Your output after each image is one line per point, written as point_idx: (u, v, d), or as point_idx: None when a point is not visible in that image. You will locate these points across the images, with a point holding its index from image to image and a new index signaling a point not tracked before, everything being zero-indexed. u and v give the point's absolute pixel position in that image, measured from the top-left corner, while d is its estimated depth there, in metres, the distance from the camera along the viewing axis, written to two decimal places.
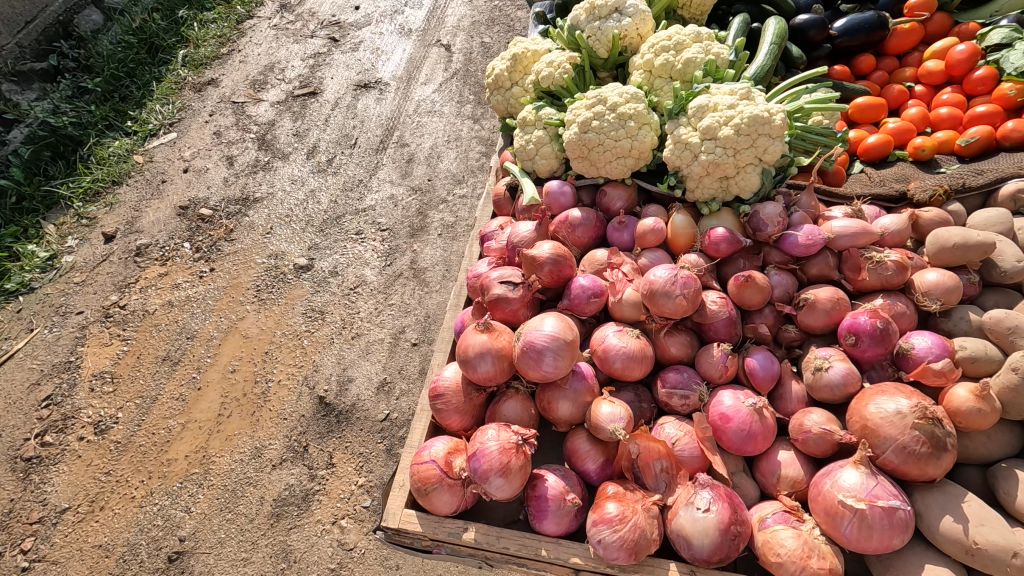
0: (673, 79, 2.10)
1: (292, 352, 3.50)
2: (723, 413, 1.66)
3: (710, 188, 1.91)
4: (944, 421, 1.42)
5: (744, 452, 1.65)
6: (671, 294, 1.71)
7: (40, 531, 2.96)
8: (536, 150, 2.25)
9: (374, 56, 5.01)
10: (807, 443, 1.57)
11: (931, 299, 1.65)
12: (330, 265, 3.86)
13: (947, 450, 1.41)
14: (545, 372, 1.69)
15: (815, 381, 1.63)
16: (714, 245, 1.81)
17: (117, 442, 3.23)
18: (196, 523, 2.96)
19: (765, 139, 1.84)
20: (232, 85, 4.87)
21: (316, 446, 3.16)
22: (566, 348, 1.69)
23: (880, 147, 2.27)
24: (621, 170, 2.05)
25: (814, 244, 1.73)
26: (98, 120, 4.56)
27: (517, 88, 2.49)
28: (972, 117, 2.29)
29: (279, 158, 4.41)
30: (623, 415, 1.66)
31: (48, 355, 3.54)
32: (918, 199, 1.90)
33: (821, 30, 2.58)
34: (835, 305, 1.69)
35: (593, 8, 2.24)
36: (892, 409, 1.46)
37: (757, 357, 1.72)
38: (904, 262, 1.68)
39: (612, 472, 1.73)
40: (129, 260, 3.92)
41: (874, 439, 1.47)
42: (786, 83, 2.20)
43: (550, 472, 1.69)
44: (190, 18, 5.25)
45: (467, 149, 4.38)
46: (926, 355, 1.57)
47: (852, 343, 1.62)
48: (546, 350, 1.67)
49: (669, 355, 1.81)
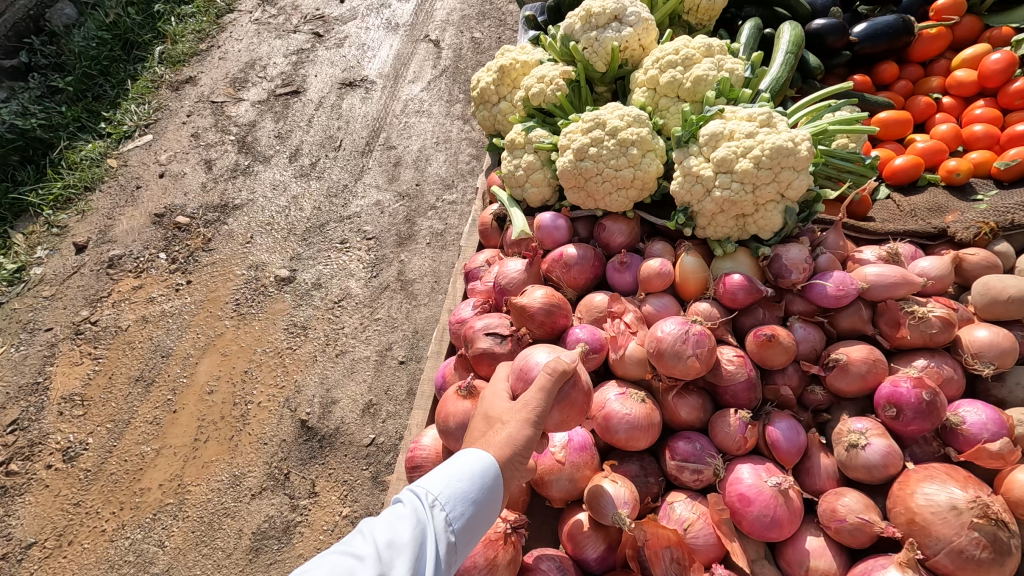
0: (681, 99, 1.87)
1: (272, 371, 3.24)
2: (743, 494, 1.41)
3: (724, 227, 1.70)
4: (1008, 520, 1.22)
5: (767, 538, 1.40)
6: (681, 354, 1.48)
7: (4, 569, 2.74)
8: (526, 177, 2.01)
9: (359, 51, 4.71)
10: (841, 534, 1.34)
11: (982, 362, 1.45)
12: (313, 276, 3.59)
13: (1011, 554, 1.20)
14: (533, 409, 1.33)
15: (849, 460, 1.40)
16: (729, 293, 1.58)
17: (88, 471, 2.98)
18: (170, 559, 2.74)
19: (789, 173, 1.63)
20: (210, 83, 4.56)
21: (298, 473, 2.92)
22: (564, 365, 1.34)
23: (910, 169, 2.03)
24: (623, 202, 1.81)
25: (846, 295, 1.51)
26: (69, 121, 4.25)
27: (505, 103, 2.25)
28: (1011, 136, 2.08)
29: (259, 161, 4.12)
30: (627, 498, 1.43)
31: (15, 375, 3.28)
32: (961, 238, 1.69)
33: (840, 36, 2.35)
34: (871, 367, 1.46)
35: (589, 15, 1.99)
36: (944, 501, 1.25)
37: (780, 426, 1.47)
38: (951, 318, 1.47)
39: (616, 559, 1.51)
40: (101, 272, 3.65)
41: (924, 538, 1.25)
42: (808, 100, 2.00)
43: (543, 561, 1.47)
44: (166, 11, 4.91)
45: (457, 150, 4.12)
46: (981, 432, 1.35)
47: (892, 415, 1.41)
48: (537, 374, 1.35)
49: (678, 420, 1.57)
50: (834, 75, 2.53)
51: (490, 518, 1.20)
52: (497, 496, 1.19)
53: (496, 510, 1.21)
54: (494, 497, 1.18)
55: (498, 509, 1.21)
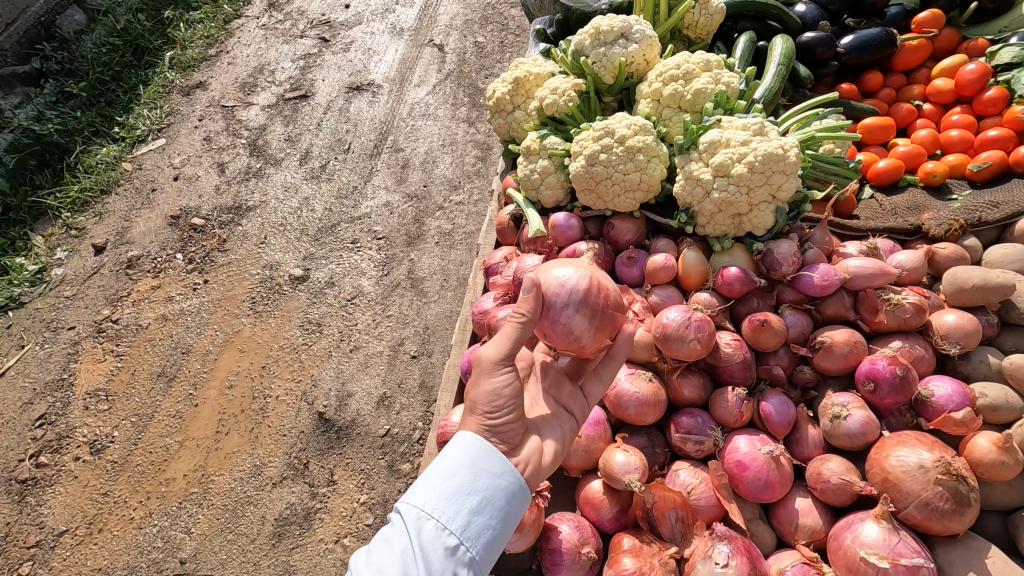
0: (682, 110, 2.07)
1: (289, 366, 3.33)
2: (740, 460, 1.59)
3: (722, 225, 1.90)
4: (967, 476, 1.41)
5: (761, 499, 1.58)
6: (685, 338, 1.66)
7: (37, 556, 2.82)
8: (541, 180, 2.20)
9: (365, 56, 4.84)
10: (826, 493, 1.53)
11: (950, 342, 1.65)
12: (326, 275, 3.69)
13: (971, 505, 1.40)
14: (577, 332, 1.55)
15: (833, 429, 1.60)
16: (727, 284, 1.77)
17: (114, 463, 3.07)
18: (197, 544, 2.83)
19: (779, 177, 1.84)
20: (221, 88, 4.67)
21: (317, 462, 3.02)
22: (579, 289, 1.57)
23: (891, 171, 2.22)
24: (629, 203, 2.01)
25: (830, 285, 1.70)
26: (84, 127, 4.36)
27: (519, 112, 2.44)
28: (983, 141, 2.27)
29: (270, 164, 4.22)
30: (637, 465, 1.61)
31: (40, 372, 3.36)
32: (934, 234, 1.90)
33: (828, 48, 2.55)
34: (852, 348, 1.66)
35: (597, 33, 2.18)
36: (913, 462, 1.45)
37: (772, 401, 1.66)
38: (922, 304, 1.66)
39: (626, 521, 1.69)
40: (120, 272, 3.73)
41: (896, 494, 1.45)
42: (798, 109, 2.21)
43: (563, 522, 1.65)
44: (175, 18, 5.02)
45: (463, 153, 4.24)
46: (947, 404, 1.56)
47: (870, 389, 1.60)
48: (569, 302, 1.55)
49: (682, 398, 1.76)
50: (823, 84, 2.73)
51: (500, 506, 1.30)
52: (493, 480, 1.30)
53: (502, 495, 1.30)
54: (490, 483, 1.30)
55: (506, 493, 1.31)
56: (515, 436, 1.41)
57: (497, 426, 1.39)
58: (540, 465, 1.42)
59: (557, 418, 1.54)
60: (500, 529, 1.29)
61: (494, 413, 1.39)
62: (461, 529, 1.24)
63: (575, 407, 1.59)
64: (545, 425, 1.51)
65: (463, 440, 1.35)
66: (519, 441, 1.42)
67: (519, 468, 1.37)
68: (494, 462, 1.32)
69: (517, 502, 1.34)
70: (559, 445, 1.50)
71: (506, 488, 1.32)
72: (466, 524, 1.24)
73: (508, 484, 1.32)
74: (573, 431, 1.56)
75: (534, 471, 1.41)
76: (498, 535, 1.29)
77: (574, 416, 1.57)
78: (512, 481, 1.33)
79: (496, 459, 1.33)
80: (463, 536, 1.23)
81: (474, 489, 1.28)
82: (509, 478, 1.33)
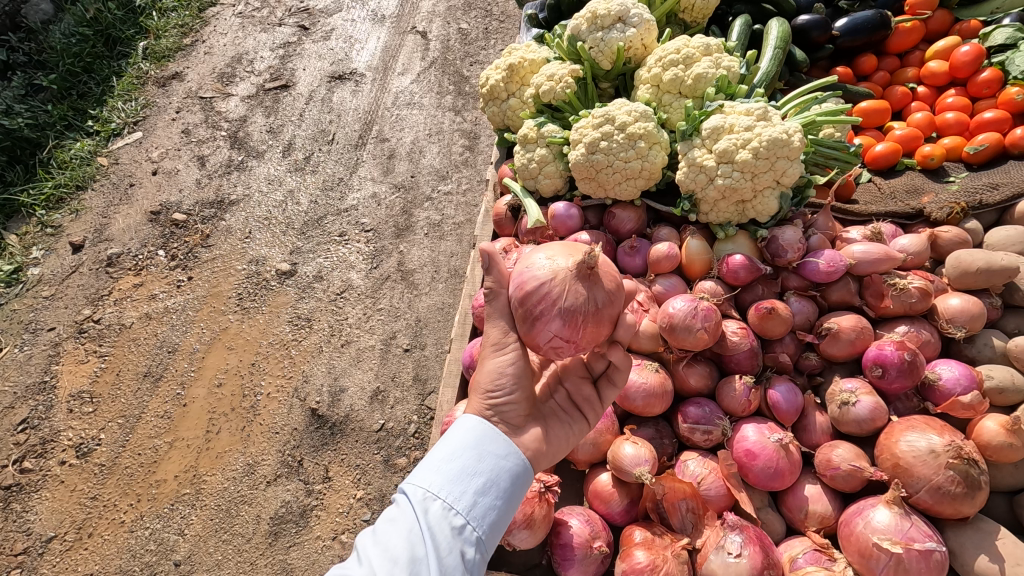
0: (683, 95, 2.06)
1: (279, 363, 3.26)
2: (749, 449, 1.58)
3: (726, 212, 1.90)
4: (978, 459, 1.42)
5: (771, 488, 1.57)
6: (691, 328, 1.63)
7: (25, 564, 2.74)
8: (539, 169, 2.16)
9: (347, 44, 4.71)
10: (835, 480, 1.53)
11: (955, 326, 1.66)
12: (314, 269, 3.61)
13: (981, 489, 1.41)
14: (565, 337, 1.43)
15: (841, 416, 1.60)
16: (732, 272, 1.75)
17: (102, 465, 2.99)
18: (191, 546, 2.77)
19: (784, 162, 1.83)
20: (198, 79, 4.52)
21: (311, 459, 2.96)
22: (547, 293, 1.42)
23: (889, 155, 2.23)
24: (631, 191, 1.98)
25: (835, 271, 1.70)
26: (56, 120, 4.18)
27: (514, 100, 2.39)
28: (978, 123, 2.28)
29: (252, 156, 4.10)
30: (647, 457, 1.59)
31: (20, 376, 3.25)
32: (935, 218, 1.91)
33: (823, 31, 2.52)
34: (859, 334, 1.66)
35: (594, 18, 2.15)
36: (924, 447, 1.45)
37: (780, 389, 1.65)
38: (928, 289, 1.66)
39: (637, 513, 1.67)
40: (100, 271, 3.61)
41: (907, 478, 1.46)
42: (796, 93, 2.20)
43: (572, 516, 1.64)
44: (148, 6, 4.84)
45: (450, 142, 4.15)
46: (954, 387, 1.56)
47: (878, 374, 1.60)
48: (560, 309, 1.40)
49: (688, 387, 1.74)
50: (817, 67, 2.71)
51: (506, 487, 1.26)
52: (498, 461, 1.26)
53: (507, 476, 1.26)
54: (494, 465, 1.25)
55: (511, 475, 1.27)
56: (516, 415, 1.35)
57: (499, 405, 1.34)
58: (543, 452, 1.35)
59: (568, 415, 1.47)
60: (505, 510, 1.25)
61: (500, 388, 1.36)
62: (467, 509, 1.19)
63: (592, 415, 1.51)
64: (556, 418, 1.44)
65: (466, 422, 1.31)
66: (522, 422, 1.36)
67: (522, 450, 1.32)
68: (498, 443, 1.28)
69: (521, 485, 1.30)
70: (561, 443, 1.42)
71: (511, 470, 1.27)
72: (473, 504, 1.20)
73: (513, 466, 1.28)
74: (586, 430, 1.49)
75: (536, 456, 1.34)
76: (504, 516, 1.25)
77: (586, 420, 1.49)
78: (518, 463, 1.29)
79: (501, 440, 1.29)
80: (469, 516, 1.19)
81: (480, 470, 1.24)
82: (514, 460, 1.29)
